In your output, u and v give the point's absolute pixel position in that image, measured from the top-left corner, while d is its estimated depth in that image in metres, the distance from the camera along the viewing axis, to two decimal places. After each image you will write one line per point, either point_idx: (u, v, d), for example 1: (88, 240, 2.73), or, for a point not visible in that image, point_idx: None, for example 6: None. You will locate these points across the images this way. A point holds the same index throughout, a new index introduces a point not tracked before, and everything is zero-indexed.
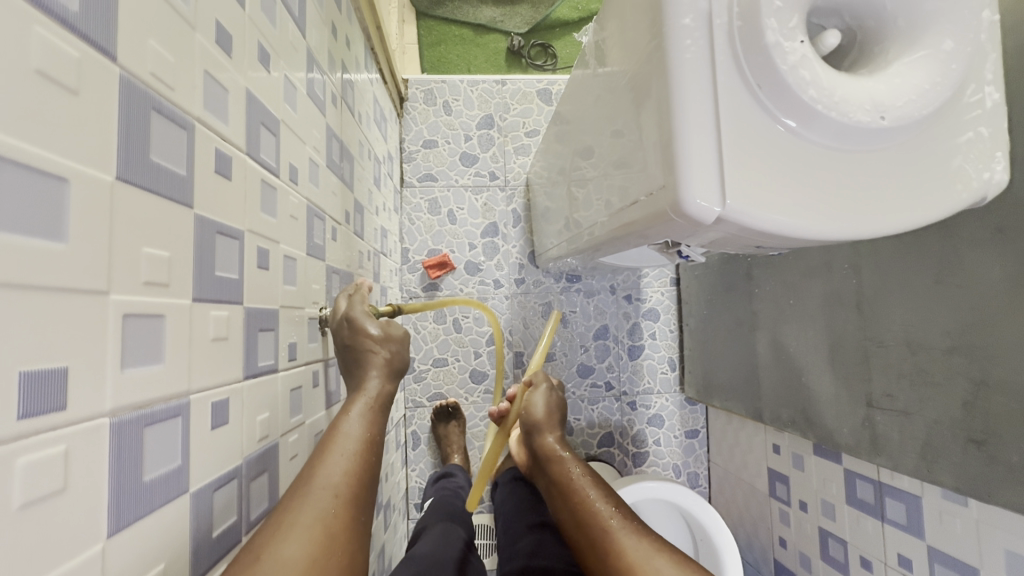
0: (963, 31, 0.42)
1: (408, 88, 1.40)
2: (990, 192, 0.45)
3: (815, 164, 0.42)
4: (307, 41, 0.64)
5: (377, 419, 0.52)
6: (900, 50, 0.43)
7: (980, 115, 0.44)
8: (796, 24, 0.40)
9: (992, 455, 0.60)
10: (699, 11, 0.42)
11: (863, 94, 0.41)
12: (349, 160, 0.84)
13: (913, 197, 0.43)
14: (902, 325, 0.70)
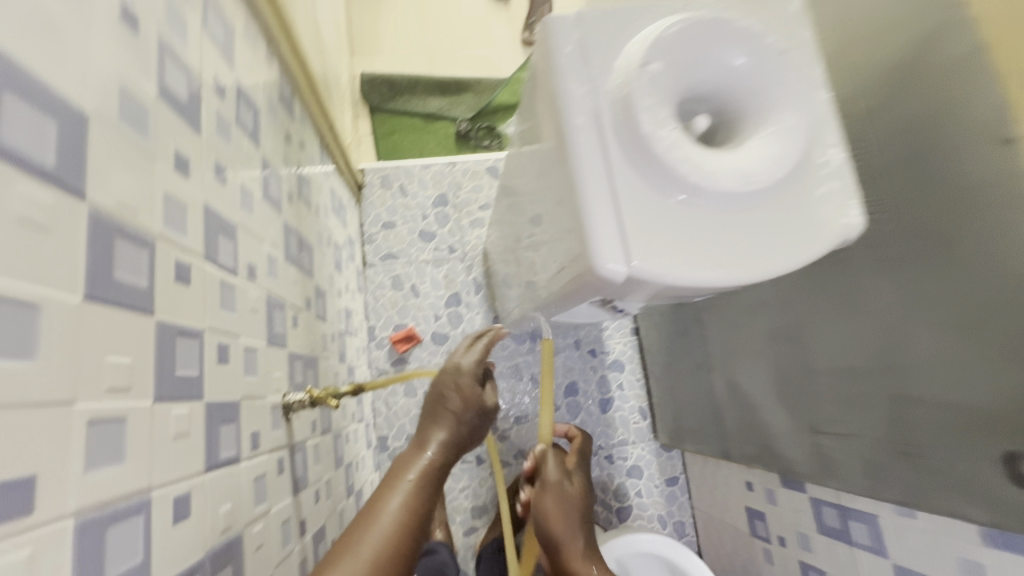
0: (800, 110, 0.51)
1: (364, 176, 1.50)
2: (851, 235, 0.52)
3: (704, 224, 0.50)
4: (261, 150, 0.71)
5: (424, 494, 0.54)
6: (756, 127, 0.53)
7: (829, 173, 0.52)
8: (666, 115, 0.49)
9: (922, 464, 0.63)
10: (589, 110, 0.50)
11: (728, 166, 0.49)
12: (308, 250, 0.89)
13: (787, 244, 0.51)
14: (827, 352, 0.77)
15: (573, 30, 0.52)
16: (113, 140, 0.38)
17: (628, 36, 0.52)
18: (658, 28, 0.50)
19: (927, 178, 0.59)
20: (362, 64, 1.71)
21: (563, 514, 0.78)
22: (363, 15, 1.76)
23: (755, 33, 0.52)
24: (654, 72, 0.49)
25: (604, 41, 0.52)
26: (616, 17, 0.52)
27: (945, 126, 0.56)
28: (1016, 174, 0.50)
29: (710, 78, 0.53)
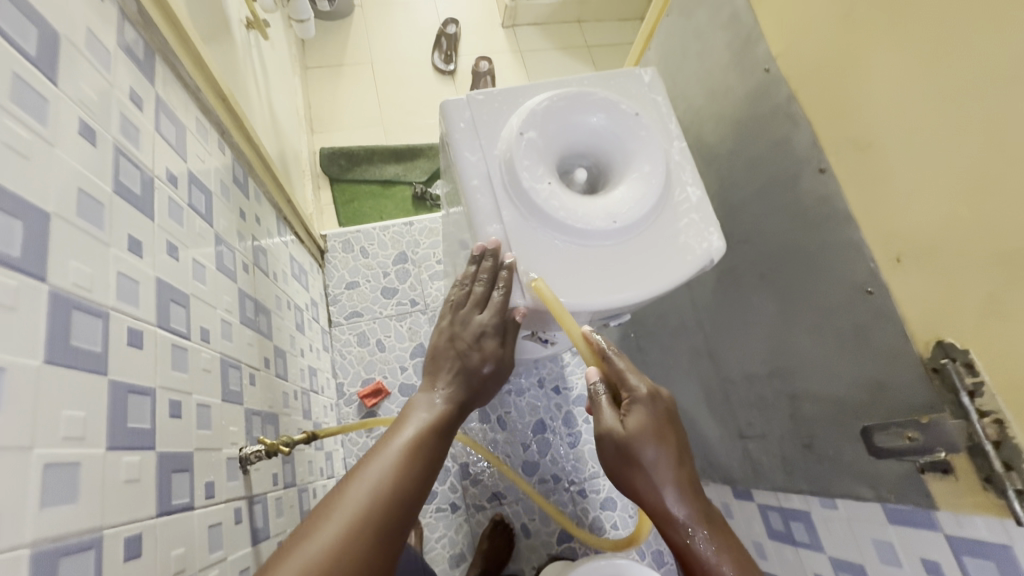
0: (655, 157, 0.61)
1: (327, 242, 1.60)
2: (715, 256, 0.62)
3: (584, 258, 0.59)
4: (215, 228, 0.79)
5: (422, 448, 0.51)
6: (626, 173, 0.63)
7: (689, 207, 0.63)
8: (545, 173, 0.59)
9: (821, 453, 0.70)
10: (482, 174, 0.61)
11: (601, 209, 0.59)
12: (265, 313, 0.96)
13: (659, 270, 0.60)
14: (740, 361, 0.85)
15: (466, 110, 0.63)
16: (70, 231, 0.46)
17: (511, 111, 0.63)
18: (532, 104, 0.62)
19: (785, 203, 0.69)
20: (321, 141, 1.85)
21: (625, 458, 0.69)
22: (321, 97, 1.92)
23: (612, 100, 0.63)
24: (531, 139, 0.60)
25: (491, 117, 0.63)
26: (499, 98, 0.64)
27: (785, 157, 0.68)
28: (834, 196, 0.61)
29: (583, 137, 0.64)
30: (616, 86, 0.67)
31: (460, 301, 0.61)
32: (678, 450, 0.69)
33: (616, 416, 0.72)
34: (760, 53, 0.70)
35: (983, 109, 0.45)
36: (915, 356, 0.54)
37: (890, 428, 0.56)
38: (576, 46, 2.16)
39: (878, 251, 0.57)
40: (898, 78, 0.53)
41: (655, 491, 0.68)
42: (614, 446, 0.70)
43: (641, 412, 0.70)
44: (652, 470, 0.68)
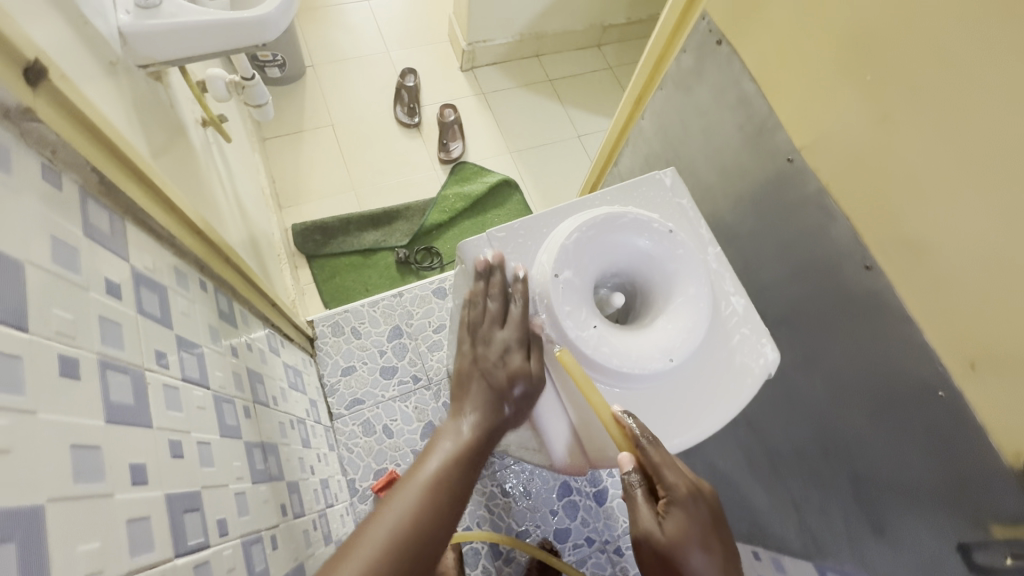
0: (697, 278, 0.69)
1: (314, 327, 1.51)
2: (773, 365, 0.69)
3: (643, 392, 0.68)
4: (211, 387, 0.72)
5: (455, 468, 0.58)
6: (666, 291, 0.71)
7: (738, 319, 0.71)
8: (585, 313, 0.67)
9: (893, 543, 0.67)
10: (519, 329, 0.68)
11: (643, 340, 0.67)
12: (273, 451, 0.88)
13: (709, 393, 0.69)
14: (787, 438, 0.82)
15: (488, 248, 0.70)
16: (70, 509, 0.39)
17: (539, 246, 0.70)
18: (560, 237, 0.68)
19: (828, 288, 0.68)
20: (292, 216, 1.76)
21: (666, 566, 0.59)
22: (284, 168, 1.83)
23: (638, 222, 0.70)
24: (567, 278, 0.67)
25: (521, 256, 0.70)
26: (524, 231, 0.71)
27: (820, 249, 0.68)
28: (886, 291, 0.60)
29: (616, 259, 0.71)
30: (644, 201, 0.75)
31: (477, 320, 0.68)
32: (727, 555, 0.60)
33: (653, 516, 0.61)
34: (780, 140, 0.71)
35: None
36: (1003, 466, 0.51)
37: (990, 546, 0.54)
38: (539, 81, 2.13)
39: (948, 354, 0.55)
40: (952, 183, 0.52)
41: None
42: (652, 551, 0.60)
43: (681, 513, 0.60)
44: None
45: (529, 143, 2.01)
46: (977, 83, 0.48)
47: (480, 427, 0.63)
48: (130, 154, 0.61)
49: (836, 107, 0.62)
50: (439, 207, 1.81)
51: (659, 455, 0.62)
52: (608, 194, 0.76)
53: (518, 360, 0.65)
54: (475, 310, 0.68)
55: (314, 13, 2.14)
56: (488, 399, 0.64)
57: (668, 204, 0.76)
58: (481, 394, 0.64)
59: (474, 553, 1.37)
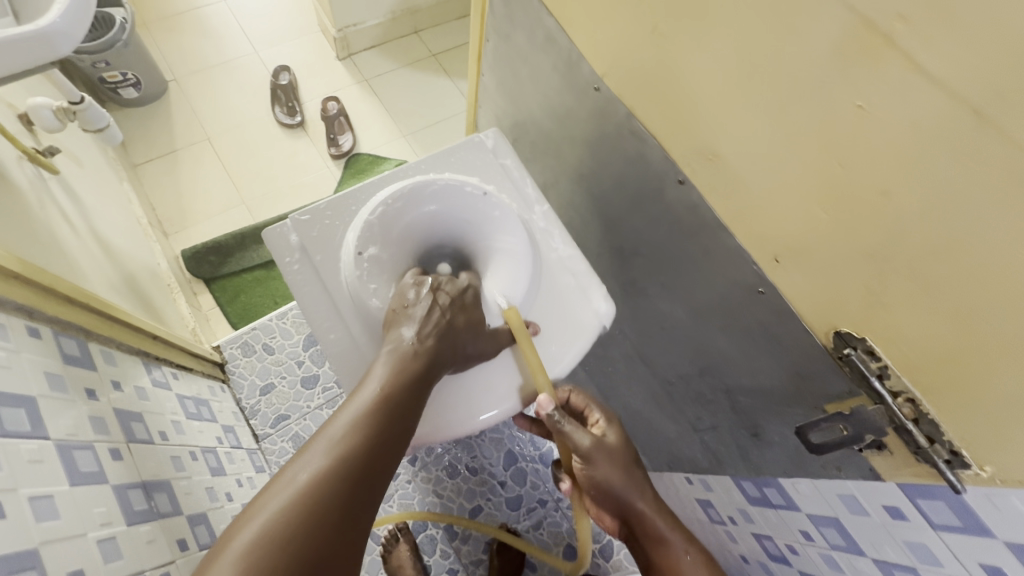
0: (511, 235, 0.77)
1: (223, 351, 1.44)
2: (597, 312, 0.78)
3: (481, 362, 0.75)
4: (54, 436, 0.66)
5: (393, 398, 0.62)
6: (486, 252, 0.78)
7: (559, 268, 0.80)
8: (391, 289, 0.73)
9: (771, 441, 0.69)
10: (336, 320, 0.75)
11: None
12: (162, 489, 0.84)
13: (518, 354, 0.77)
14: (670, 365, 0.84)
15: (294, 235, 0.77)
16: None
17: (346, 226, 0.78)
18: (360, 215, 0.75)
19: (660, 213, 0.67)
20: (180, 242, 1.65)
21: (620, 467, 0.75)
22: (162, 194, 1.71)
23: (449, 187, 0.76)
24: (370, 251, 0.73)
25: (328, 237, 0.77)
26: (330, 213, 0.78)
27: (644, 172, 0.65)
28: (700, 205, 0.60)
29: (425, 228, 0.77)
30: (469, 164, 0.83)
31: (441, 283, 0.71)
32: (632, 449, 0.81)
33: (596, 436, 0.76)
34: (585, 73, 0.66)
35: (816, 114, 0.43)
36: (819, 347, 0.54)
37: (820, 425, 0.55)
38: (422, 58, 2.06)
39: (757, 253, 0.56)
40: (734, 102, 0.50)
41: (641, 493, 0.76)
42: (605, 460, 0.75)
43: (612, 428, 0.78)
44: (635, 474, 0.76)
45: (421, 124, 1.95)
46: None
47: (421, 364, 0.65)
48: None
49: None
50: None
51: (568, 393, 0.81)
52: (416, 166, 0.81)
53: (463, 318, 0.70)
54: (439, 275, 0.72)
55: (168, 24, 1.99)
56: (431, 342, 0.67)
57: (494, 164, 0.84)
58: (417, 353, 0.66)
59: (430, 540, 1.37)
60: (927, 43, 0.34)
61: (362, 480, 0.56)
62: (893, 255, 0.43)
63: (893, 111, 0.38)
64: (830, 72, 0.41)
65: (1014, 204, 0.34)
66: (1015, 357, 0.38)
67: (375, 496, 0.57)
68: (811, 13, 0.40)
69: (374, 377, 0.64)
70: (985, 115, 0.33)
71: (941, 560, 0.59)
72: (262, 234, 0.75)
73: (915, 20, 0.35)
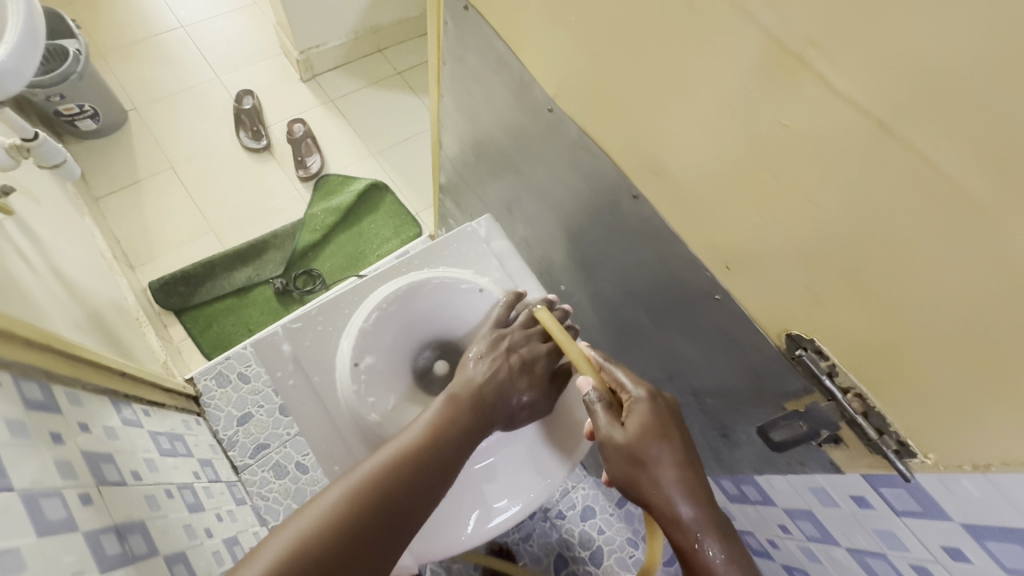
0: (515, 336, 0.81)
1: (197, 384, 1.42)
2: None
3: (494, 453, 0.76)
4: (19, 485, 0.65)
5: (448, 437, 0.65)
6: None
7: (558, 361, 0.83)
8: (390, 400, 0.74)
9: (741, 439, 0.72)
10: (336, 440, 0.72)
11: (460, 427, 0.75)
12: (137, 530, 0.82)
13: (528, 450, 0.78)
14: (642, 372, 0.86)
15: (285, 343, 0.74)
16: None
17: (339, 331, 0.76)
18: (355, 319, 0.75)
19: (618, 225, 0.68)
20: (147, 273, 1.62)
21: (632, 461, 0.68)
22: (127, 226, 1.68)
23: (445, 289, 0.79)
24: (370, 360, 0.74)
25: (320, 345, 0.75)
26: (321, 318, 0.76)
27: (599, 188, 0.67)
28: (653, 217, 0.61)
29: (416, 326, 0.79)
30: (461, 258, 0.85)
31: (517, 341, 0.77)
32: (686, 447, 0.69)
33: (619, 423, 0.71)
34: (537, 94, 0.66)
35: (743, 135, 0.45)
36: (773, 348, 0.56)
37: (787, 422, 0.57)
38: (387, 75, 2.07)
39: (708, 261, 0.57)
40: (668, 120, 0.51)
41: (666, 495, 0.67)
42: (618, 451, 0.70)
43: (641, 413, 0.70)
44: (658, 471, 0.68)
45: (390, 141, 1.95)
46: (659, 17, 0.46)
47: (483, 406, 0.70)
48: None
49: None
50: (308, 226, 1.74)
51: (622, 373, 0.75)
52: (407, 264, 0.82)
53: (536, 370, 0.76)
54: (516, 331, 0.78)
55: (124, 52, 1.96)
56: (498, 382, 0.72)
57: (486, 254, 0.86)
58: (479, 400, 0.70)
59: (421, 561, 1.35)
60: (837, 61, 0.37)
61: (390, 518, 0.58)
62: (828, 261, 0.45)
63: (812, 126, 0.40)
64: (751, 90, 0.43)
65: (921, 202, 0.37)
66: (939, 345, 0.41)
67: (404, 534, 0.59)
68: (733, 36, 0.41)
69: (424, 417, 0.67)
70: (887, 127, 0.36)
71: (907, 544, 0.62)
72: (252, 345, 0.72)
73: (825, 43, 0.37)
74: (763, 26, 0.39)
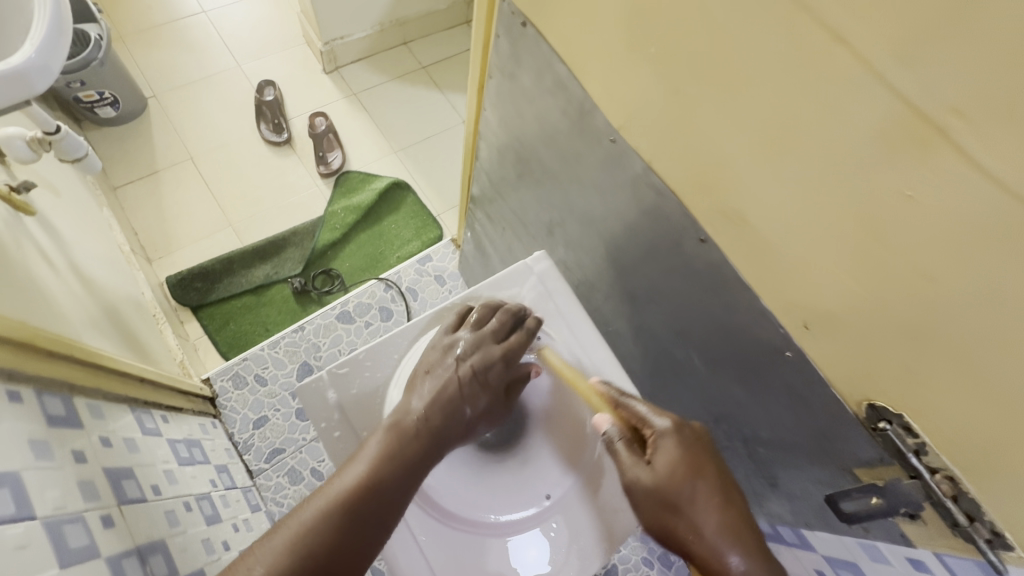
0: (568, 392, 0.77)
1: (213, 385, 1.40)
2: None
3: (550, 518, 0.73)
4: (41, 513, 0.62)
5: (386, 472, 0.60)
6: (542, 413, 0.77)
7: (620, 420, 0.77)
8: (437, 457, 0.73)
9: (792, 490, 0.69)
10: None
11: (514, 489, 0.73)
12: (158, 551, 0.80)
13: (589, 520, 0.73)
14: (684, 408, 0.83)
15: (332, 391, 0.72)
16: None
17: (388, 378, 0.74)
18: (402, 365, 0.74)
19: (677, 264, 0.65)
20: (165, 267, 1.60)
21: (665, 505, 0.63)
22: (145, 217, 1.65)
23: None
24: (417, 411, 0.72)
25: (367, 395, 0.73)
26: (370, 362, 0.74)
27: (661, 225, 0.63)
28: (723, 263, 0.57)
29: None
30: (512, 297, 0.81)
31: (470, 347, 0.70)
32: (722, 483, 0.64)
33: (644, 462, 0.66)
34: (599, 123, 0.63)
35: (850, 198, 0.41)
36: (850, 415, 0.52)
37: (851, 495, 0.55)
38: (411, 70, 2.02)
39: (785, 317, 0.54)
40: (759, 170, 0.47)
41: (710, 546, 0.61)
42: (648, 494, 0.64)
43: (668, 449, 0.65)
44: (696, 515, 0.62)
45: (413, 138, 1.91)
46: (765, 64, 0.42)
47: (426, 430, 0.63)
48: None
49: None
50: (328, 225, 1.70)
51: (642, 406, 0.71)
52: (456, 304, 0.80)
53: (489, 375, 0.69)
54: (467, 331, 0.71)
55: (145, 36, 1.91)
56: (442, 401, 0.65)
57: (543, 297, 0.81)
58: (422, 421, 0.64)
59: None
60: (987, 139, 0.32)
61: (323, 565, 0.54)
62: (936, 342, 0.41)
63: (941, 202, 0.36)
64: (862, 152, 0.39)
65: None
66: None
67: None
68: (858, 97, 0.37)
69: (367, 451, 0.61)
70: None
71: None
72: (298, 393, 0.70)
73: (972, 117, 0.32)
74: (890, 88, 0.35)
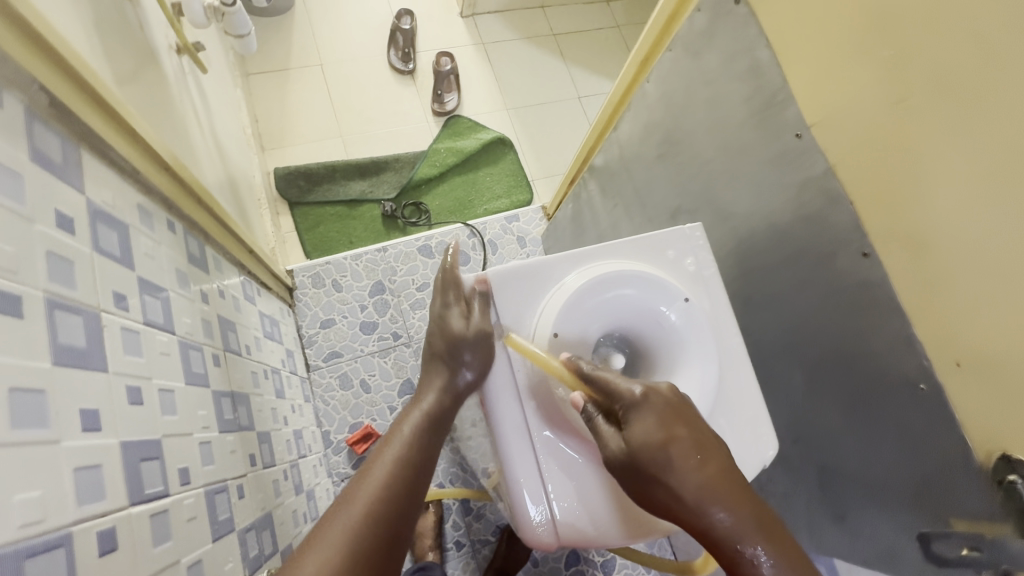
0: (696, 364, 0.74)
1: (294, 277, 1.47)
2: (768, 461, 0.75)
3: None
4: (177, 332, 0.69)
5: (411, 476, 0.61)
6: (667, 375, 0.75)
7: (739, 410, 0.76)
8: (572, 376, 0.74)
9: (855, 528, 0.70)
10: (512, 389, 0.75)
11: None
12: (244, 402, 0.86)
13: None
14: None
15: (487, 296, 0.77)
16: (24, 459, 0.38)
17: (536, 304, 0.77)
18: (571, 284, 0.75)
19: (822, 275, 0.66)
20: (274, 158, 1.69)
21: (645, 473, 0.59)
22: (267, 107, 1.74)
23: (652, 283, 0.75)
24: (573, 332, 0.74)
25: (516, 311, 0.77)
26: (525, 280, 0.77)
27: (820, 233, 0.66)
28: (880, 282, 0.60)
29: (624, 314, 0.76)
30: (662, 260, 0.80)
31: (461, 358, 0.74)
32: (696, 442, 0.59)
33: (617, 435, 0.63)
34: (790, 116, 0.66)
35: None
36: (975, 463, 0.53)
37: (949, 539, 0.57)
38: (542, 34, 2.02)
39: (935, 352, 0.55)
40: (973, 208, 0.49)
41: (701, 514, 0.56)
42: (623, 463, 0.61)
43: (641, 419, 0.60)
44: (674, 484, 0.57)
45: (527, 100, 1.92)
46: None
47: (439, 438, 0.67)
48: (72, 61, 0.54)
49: (856, 86, 0.58)
50: (429, 160, 1.75)
51: (609, 375, 0.66)
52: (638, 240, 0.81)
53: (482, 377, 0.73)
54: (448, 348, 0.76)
55: None
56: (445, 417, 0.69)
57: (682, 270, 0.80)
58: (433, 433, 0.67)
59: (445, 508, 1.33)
60: None
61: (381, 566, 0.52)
62: None
63: None
64: None
65: None
66: None
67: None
68: None
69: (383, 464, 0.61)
70: None
71: None
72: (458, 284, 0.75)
73: None
74: None
